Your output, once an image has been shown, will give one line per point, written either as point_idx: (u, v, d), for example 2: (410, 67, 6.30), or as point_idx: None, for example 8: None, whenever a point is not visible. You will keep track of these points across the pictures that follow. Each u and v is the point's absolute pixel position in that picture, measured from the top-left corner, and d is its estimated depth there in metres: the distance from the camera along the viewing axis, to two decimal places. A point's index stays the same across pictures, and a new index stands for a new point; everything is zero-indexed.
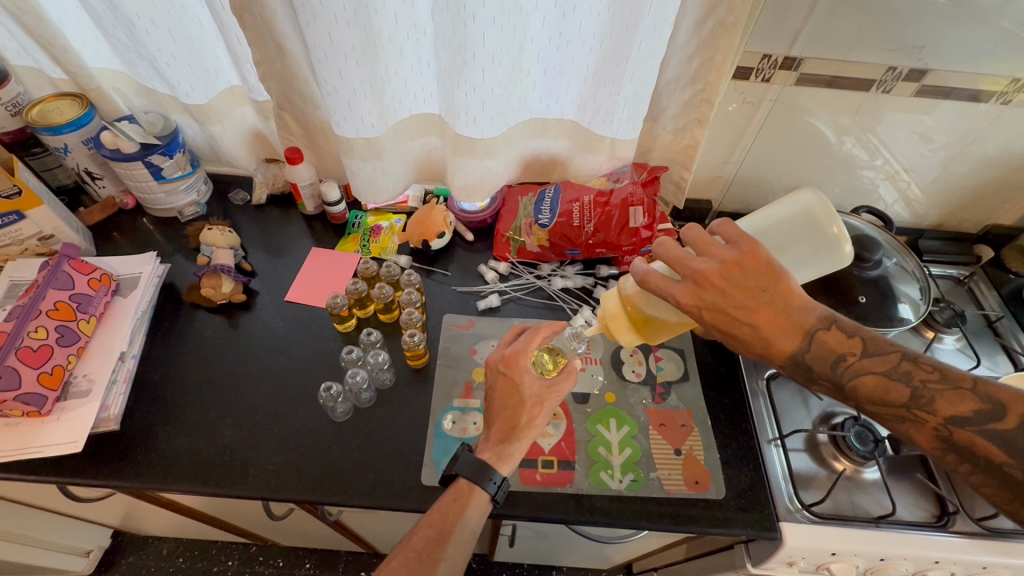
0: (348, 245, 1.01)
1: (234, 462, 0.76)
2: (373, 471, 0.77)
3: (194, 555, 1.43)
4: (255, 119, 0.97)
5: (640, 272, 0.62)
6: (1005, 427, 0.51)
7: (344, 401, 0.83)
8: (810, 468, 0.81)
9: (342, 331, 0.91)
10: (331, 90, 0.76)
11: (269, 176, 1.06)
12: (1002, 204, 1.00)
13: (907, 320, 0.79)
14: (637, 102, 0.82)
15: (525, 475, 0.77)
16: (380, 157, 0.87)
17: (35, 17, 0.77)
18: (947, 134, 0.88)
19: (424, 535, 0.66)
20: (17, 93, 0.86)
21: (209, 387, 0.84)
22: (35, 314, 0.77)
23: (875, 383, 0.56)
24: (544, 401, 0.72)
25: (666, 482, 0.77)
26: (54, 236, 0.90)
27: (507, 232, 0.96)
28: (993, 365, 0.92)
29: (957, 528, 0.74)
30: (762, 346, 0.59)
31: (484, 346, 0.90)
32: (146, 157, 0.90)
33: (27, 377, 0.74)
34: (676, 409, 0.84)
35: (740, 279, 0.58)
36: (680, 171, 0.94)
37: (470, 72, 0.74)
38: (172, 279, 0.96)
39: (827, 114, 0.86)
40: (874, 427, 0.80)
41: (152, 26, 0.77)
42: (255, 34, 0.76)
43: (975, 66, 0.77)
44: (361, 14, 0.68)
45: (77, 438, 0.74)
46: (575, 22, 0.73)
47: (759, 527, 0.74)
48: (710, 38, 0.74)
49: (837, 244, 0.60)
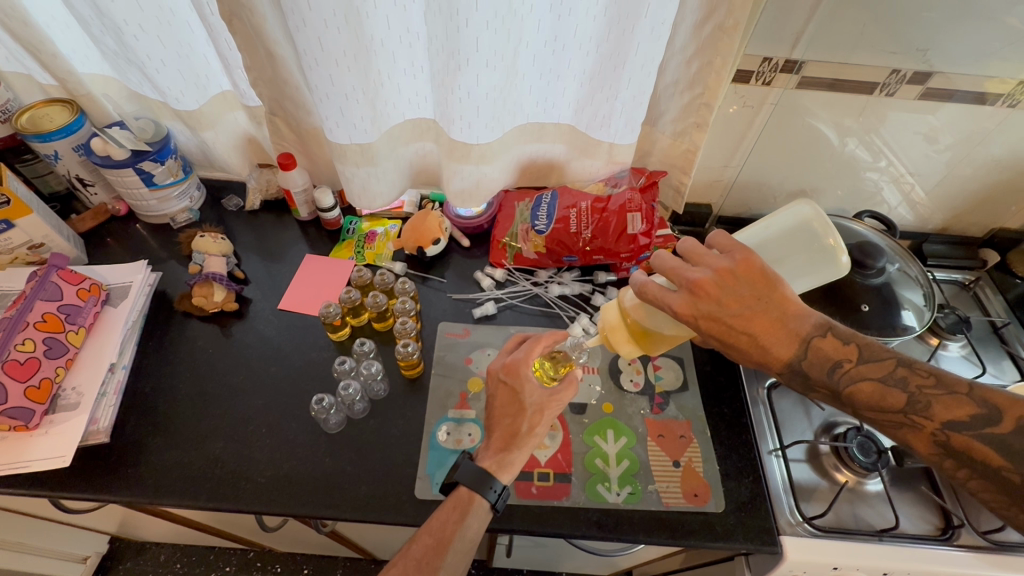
0: (342, 252, 1.00)
1: (226, 474, 0.75)
2: (366, 484, 0.76)
3: (192, 560, 1.43)
4: (248, 124, 0.96)
5: (638, 283, 0.61)
6: (1000, 431, 0.50)
7: (336, 413, 0.81)
8: (811, 479, 0.79)
9: (336, 340, 0.90)
10: (323, 96, 0.74)
11: (263, 181, 1.05)
12: (1009, 207, 0.98)
13: (910, 328, 0.77)
14: (635, 106, 0.80)
15: (521, 488, 0.76)
16: (374, 162, 0.85)
17: (22, 23, 0.76)
18: (952, 135, 0.86)
19: (423, 543, 0.65)
20: (7, 99, 0.85)
21: (200, 398, 0.83)
22: (23, 326, 0.76)
23: (872, 389, 0.54)
24: (544, 410, 0.71)
25: (665, 495, 0.76)
26: (44, 244, 0.89)
27: (504, 237, 0.95)
28: (998, 372, 0.91)
29: (962, 542, 0.73)
30: (759, 354, 0.58)
31: (480, 355, 0.89)
32: (137, 164, 0.88)
33: (14, 391, 0.73)
34: (675, 420, 0.83)
35: (734, 288, 0.57)
36: (680, 175, 0.92)
37: (463, 76, 0.72)
38: (163, 287, 0.95)
39: (829, 115, 0.84)
40: (876, 437, 0.79)
41: (140, 31, 0.76)
42: (245, 40, 0.75)
43: (981, 67, 0.75)
44: (351, 20, 0.67)
45: (65, 452, 0.73)
46: (570, 25, 0.72)
47: (757, 541, 0.72)
48: (709, 41, 0.73)
49: (833, 255, 0.59)
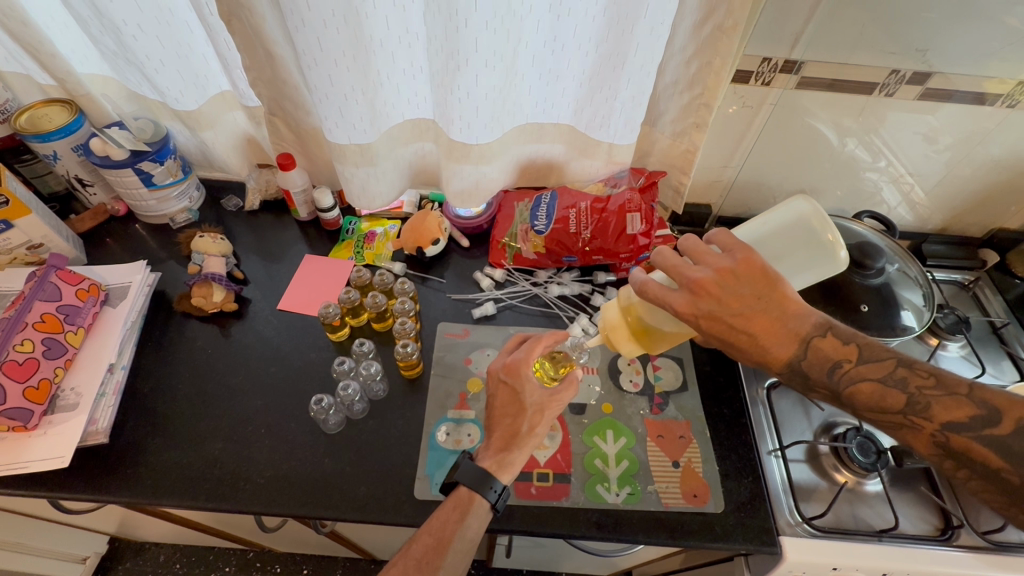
0: (341, 252, 1.00)
1: (226, 475, 0.75)
2: (366, 484, 0.76)
3: (191, 561, 1.43)
4: (247, 124, 0.95)
5: (638, 281, 0.61)
6: (1000, 433, 0.50)
7: (336, 413, 0.81)
8: (810, 479, 0.79)
9: (335, 340, 0.90)
10: (322, 96, 0.74)
11: (262, 181, 1.05)
12: (1008, 208, 0.98)
13: (910, 328, 0.77)
14: (635, 106, 0.80)
15: (520, 489, 0.76)
16: (373, 162, 0.85)
17: (21, 23, 0.76)
18: (951, 136, 0.86)
19: (423, 542, 0.65)
20: (6, 99, 0.85)
21: (198, 399, 0.83)
22: (22, 326, 0.76)
23: (871, 390, 0.55)
24: (545, 410, 0.71)
25: (664, 496, 0.76)
26: (43, 244, 0.89)
27: (503, 237, 0.95)
28: (997, 372, 0.91)
29: (961, 542, 0.73)
30: (759, 354, 0.58)
31: (479, 356, 0.89)
32: (135, 164, 0.88)
33: (12, 392, 0.73)
34: (674, 420, 0.83)
35: (735, 287, 0.56)
36: (680, 175, 0.92)
37: (462, 77, 0.72)
38: (163, 287, 0.95)
39: (829, 115, 0.84)
40: (875, 437, 0.78)
41: (139, 31, 0.76)
42: (244, 40, 0.75)
43: (980, 67, 0.75)
44: (351, 20, 0.67)
45: (64, 452, 0.73)
46: (570, 25, 0.72)
47: (757, 542, 0.72)
48: (708, 42, 0.73)
49: (832, 251, 0.59)
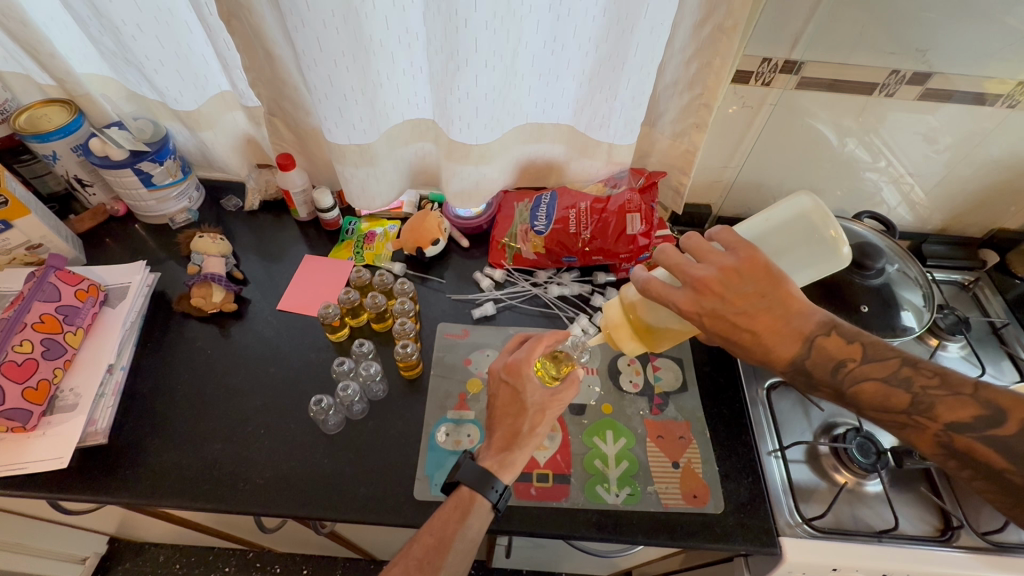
0: (341, 252, 1.00)
1: (226, 475, 0.75)
2: (366, 485, 0.75)
3: (191, 561, 1.43)
4: (247, 124, 0.95)
5: (640, 280, 0.61)
6: (1004, 433, 0.50)
7: (335, 414, 0.81)
8: (810, 480, 0.79)
9: (335, 340, 0.90)
10: (322, 96, 0.74)
11: (261, 182, 1.05)
12: (1008, 208, 0.98)
13: (909, 329, 0.77)
14: (635, 106, 0.80)
15: (520, 489, 0.76)
16: (373, 163, 0.85)
17: (20, 23, 0.76)
18: (951, 136, 0.86)
19: (424, 542, 0.65)
20: (5, 100, 0.85)
21: (198, 399, 0.82)
22: (21, 327, 0.76)
23: (875, 389, 0.54)
24: (546, 409, 0.70)
25: (664, 496, 0.76)
26: (42, 244, 0.89)
27: (503, 238, 0.95)
28: (997, 372, 0.91)
29: (961, 543, 0.73)
30: (762, 352, 0.57)
31: (478, 356, 0.88)
32: (135, 164, 0.88)
33: (11, 393, 0.73)
34: (674, 421, 0.83)
35: (739, 285, 0.56)
36: (679, 176, 0.92)
37: (462, 78, 0.72)
38: (162, 287, 0.95)
39: (829, 116, 0.84)
40: (875, 438, 0.78)
41: (139, 31, 0.76)
42: (244, 40, 0.75)
43: (979, 68, 0.75)
44: (350, 21, 0.66)
45: (62, 454, 0.73)
46: (570, 25, 0.72)
47: (757, 543, 0.72)
48: (708, 42, 0.73)
49: (834, 247, 0.59)
